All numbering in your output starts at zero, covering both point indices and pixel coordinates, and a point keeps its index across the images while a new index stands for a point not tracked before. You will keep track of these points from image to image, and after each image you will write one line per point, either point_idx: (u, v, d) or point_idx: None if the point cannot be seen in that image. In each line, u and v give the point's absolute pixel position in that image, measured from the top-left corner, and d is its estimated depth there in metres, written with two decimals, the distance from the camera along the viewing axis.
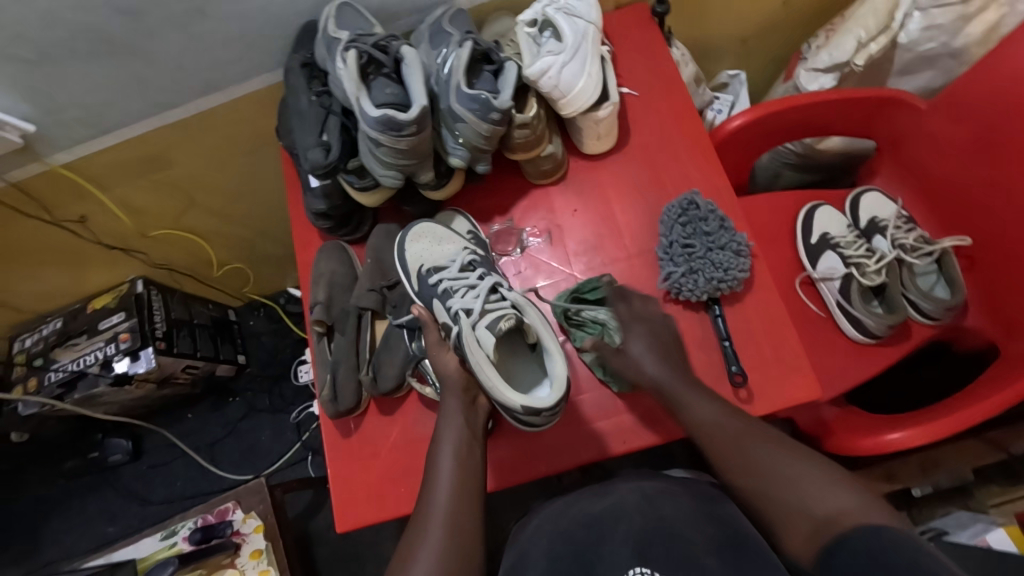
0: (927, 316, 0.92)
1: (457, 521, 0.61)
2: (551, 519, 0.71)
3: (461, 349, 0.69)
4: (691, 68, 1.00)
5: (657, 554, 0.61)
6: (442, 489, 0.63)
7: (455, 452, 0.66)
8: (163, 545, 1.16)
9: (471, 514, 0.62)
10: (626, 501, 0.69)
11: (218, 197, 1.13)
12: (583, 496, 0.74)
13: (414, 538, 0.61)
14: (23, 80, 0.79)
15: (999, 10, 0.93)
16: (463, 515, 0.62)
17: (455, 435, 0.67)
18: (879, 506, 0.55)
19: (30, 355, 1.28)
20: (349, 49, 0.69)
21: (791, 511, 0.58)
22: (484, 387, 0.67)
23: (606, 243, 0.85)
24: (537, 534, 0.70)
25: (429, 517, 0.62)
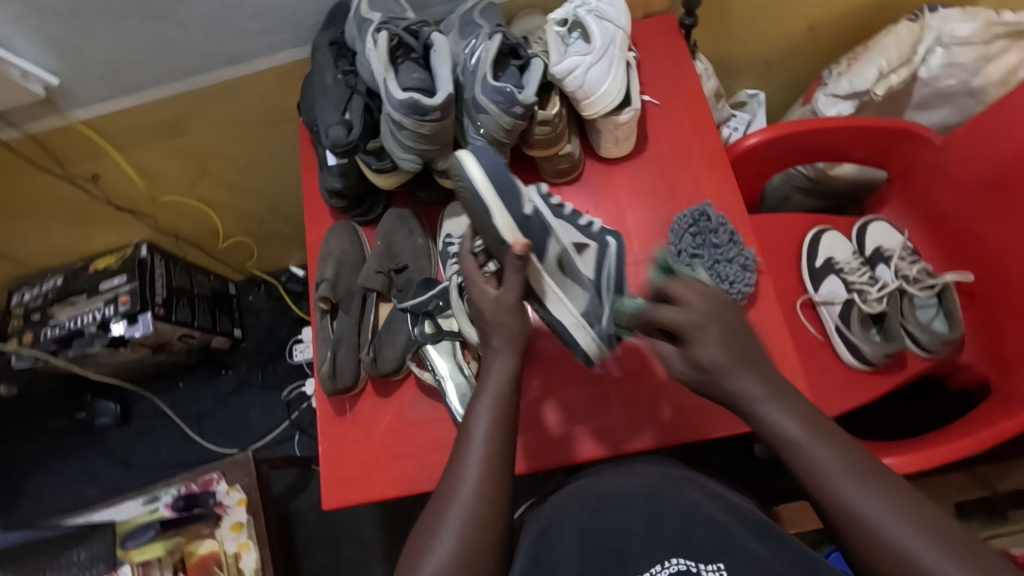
0: (924, 349, 0.93)
1: (489, 489, 0.58)
2: (579, 496, 0.66)
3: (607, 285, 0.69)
4: (712, 82, 1.01)
5: (700, 543, 0.55)
6: (472, 461, 0.59)
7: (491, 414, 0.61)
8: (144, 509, 1.17)
9: (496, 481, 0.58)
10: (660, 484, 0.65)
11: (232, 169, 1.14)
12: (609, 477, 0.68)
13: (433, 523, 0.57)
14: (51, 33, 0.80)
15: (1019, 53, 0.97)
16: (492, 492, 0.58)
17: (495, 387, 0.62)
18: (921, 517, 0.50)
19: (28, 308, 1.27)
20: (380, 31, 0.70)
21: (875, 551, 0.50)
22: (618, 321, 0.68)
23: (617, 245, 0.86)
24: (562, 510, 0.64)
25: (452, 498, 0.58)
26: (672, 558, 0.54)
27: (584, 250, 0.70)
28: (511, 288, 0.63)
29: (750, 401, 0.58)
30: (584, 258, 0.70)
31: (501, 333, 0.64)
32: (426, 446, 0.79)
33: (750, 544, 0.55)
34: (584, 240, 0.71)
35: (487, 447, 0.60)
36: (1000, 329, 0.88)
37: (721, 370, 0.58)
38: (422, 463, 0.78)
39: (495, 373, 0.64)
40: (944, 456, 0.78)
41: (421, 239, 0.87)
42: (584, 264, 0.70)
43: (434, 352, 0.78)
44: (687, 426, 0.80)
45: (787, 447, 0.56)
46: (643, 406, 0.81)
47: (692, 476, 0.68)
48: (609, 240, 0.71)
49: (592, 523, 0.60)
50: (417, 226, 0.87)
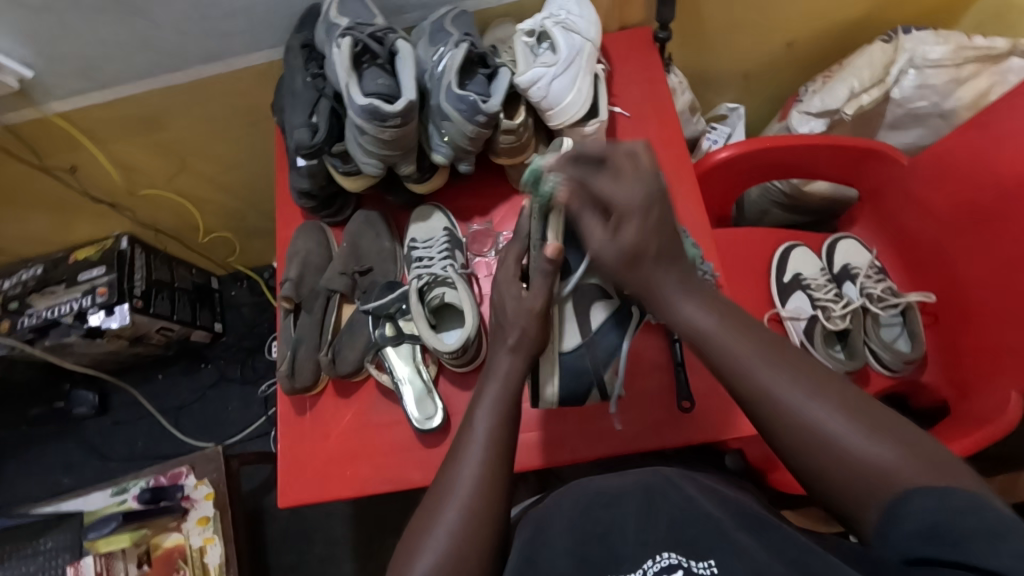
0: (886, 368, 0.94)
1: (484, 483, 0.59)
2: (571, 495, 0.62)
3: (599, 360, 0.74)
4: (687, 96, 1.03)
5: (690, 536, 0.50)
6: (472, 454, 0.60)
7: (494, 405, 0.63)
8: (112, 501, 1.16)
9: (497, 479, 0.59)
10: (653, 480, 0.59)
11: (212, 164, 1.14)
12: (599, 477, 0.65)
13: (426, 526, 0.57)
14: (25, 26, 0.81)
15: (990, 78, 0.98)
16: (489, 493, 0.58)
17: (501, 371, 0.66)
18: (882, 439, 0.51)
19: (5, 297, 1.27)
20: (345, 36, 0.71)
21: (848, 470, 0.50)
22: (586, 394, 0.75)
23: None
24: (557, 510, 0.60)
25: (447, 494, 0.59)
26: (666, 552, 0.50)
27: (601, 305, 0.74)
28: (538, 294, 0.66)
29: (699, 331, 0.59)
30: (595, 312, 0.74)
31: (512, 331, 0.66)
32: (383, 448, 0.80)
33: (738, 536, 0.49)
34: (610, 293, 0.75)
35: (485, 445, 0.61)
36: (958, 351, 0.88)
37: (634, 233, 0.58)
38: (377, 465, 0.79)
39: (501, 371, 0.66)
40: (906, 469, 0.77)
41: (388, 242, 0.88)
42: (592, 316, 0.74)
43: (394, 354, 0.79)
44: (642, 437, 0.80)
45: (736, 378, 0.56)
46: (598, 417, 0.82)
47: (688, 475, 0.63)
48: (632, 309, 0.74)
49: (583, 518, 0.56)
50: (385, 230, 0.88)
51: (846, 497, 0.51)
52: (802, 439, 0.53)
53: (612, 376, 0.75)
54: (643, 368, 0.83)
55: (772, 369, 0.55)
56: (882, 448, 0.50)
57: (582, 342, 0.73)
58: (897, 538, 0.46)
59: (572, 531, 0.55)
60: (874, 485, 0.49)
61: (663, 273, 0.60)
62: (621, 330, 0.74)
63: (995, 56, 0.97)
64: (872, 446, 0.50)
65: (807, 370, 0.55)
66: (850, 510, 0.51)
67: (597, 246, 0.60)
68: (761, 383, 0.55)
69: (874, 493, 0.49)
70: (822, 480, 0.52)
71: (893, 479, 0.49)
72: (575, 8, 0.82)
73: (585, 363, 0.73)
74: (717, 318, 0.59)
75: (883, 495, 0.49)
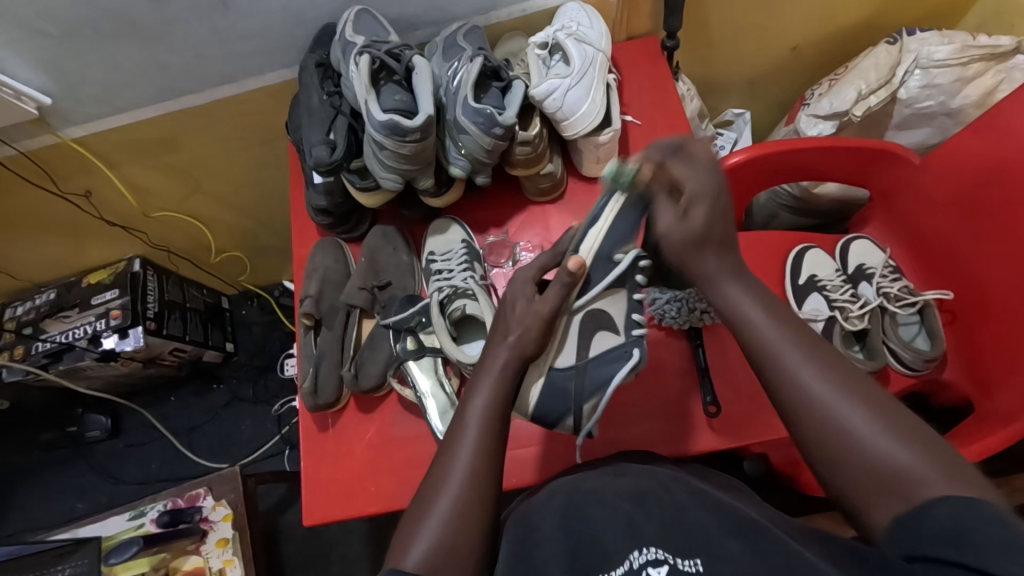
0: (907, 367, 0.93)
1: (475, 482, 0.58)
2: (564, 493, 0.60)
3: (589, 393, 0.67)
4: (694, 103, 1.05)
5: (674, 537, 0.50)
6: (465, 450, 0.60)
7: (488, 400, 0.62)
8: (129, 525, 1.16)
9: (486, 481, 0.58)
10: (648, 487, 0.58)
11: (224, 184, 1.15)
12: (597, 475, 0.63)
13: (415, 519, 0.57)
14: (45, 54, 0.82)
15: (996, 76, 0.99)
16: (477, 486, 0.57)
17: (495, 369, 0.64)
18: (937, 458, 0.48)
19: (20, 322, 1.27)
20: (362, 54, 0.72)
21: (888, 481, 0.48)
22: (564, 416, 0.68)
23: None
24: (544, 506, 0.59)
25: (440, 485, 0.58)
26: (651, 546, 0.49)
27: (607, 333, 0.69)
28: (551, 298, 0.66)
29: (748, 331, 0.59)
30: (600, 338, 0.68)
31: (515, 334, 0.65)
32: (408, 461, 0.79)
33: (726, 545, 0.48)
34: (618, 328, 0.69)
35: (477, 442, 0.60)
36: (979, 347, 0.87)
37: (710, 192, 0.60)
38: (402, 480, 0.79)
39: (496, 368, 0.64)
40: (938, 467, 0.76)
41: (406, 256, 0.89)
42: (594, 341, 0.68)
43: (416, 368, 0.78)
44: (669, 444, 0.80)
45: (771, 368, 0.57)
46: (622, 424, 0.81)
47: (681, 479, 0.61)
48: (633, 351, 0.67)
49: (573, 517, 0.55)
50: (402, 244, 0.89)
51: (862, 495, 0.49)
52: (826, 433, 0.52)
53: (591, 413, 0.68)
54: (665, 374, 0.83)
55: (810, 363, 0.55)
56: (912, 454, 0.48)
57: (576, 364, 0.67)
58: (914, 535, 0.44)
59: (566, 531, 0.54)
60: (895, 486, 0.48)
61: (719, 263, 0.62)
62: (616, 366, 0.67)
63: (1000, 54, 0.98)
64: (898, 449, 0.49)
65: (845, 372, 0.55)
66: (865, 510, 0.49)
67: (668, 225, 0.62)
68: (795, 376, 0.55)
69: (889, 494, 0.48)
70: (841, 478, 0.51)
71: (916, 486, 0.47)
72: (585, 19, 0.83)
73: (570, 385, 0.67)
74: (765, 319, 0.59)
75: (903, 498, 0.47)
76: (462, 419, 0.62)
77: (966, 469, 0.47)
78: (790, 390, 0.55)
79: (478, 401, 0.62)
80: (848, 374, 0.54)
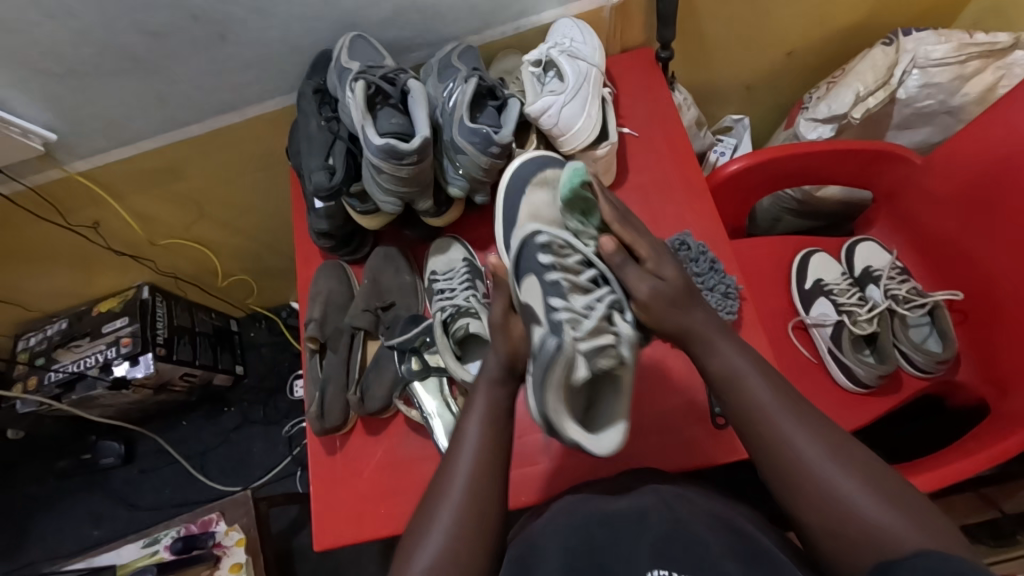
0: (919, 369, 0.91)
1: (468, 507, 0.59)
2: (568, 512, 0.61)
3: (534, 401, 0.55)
4: (692, 111, 1.05)
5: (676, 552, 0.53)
6: (462, 476, 0.61)
7: (483, 420, 0.63)
8: (143, 553, 1.15)
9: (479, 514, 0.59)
10: (651, 505, 0.58)
11: (228, 210, 1.16)
12: (597, 497, 0.63)
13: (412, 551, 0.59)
14: (49, 92, 0.84)
15: (996, 72, 0.99)
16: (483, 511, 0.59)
17: (485, 384, 0.65)
18: (910, 517, 0.53)
19: (33, 353, 1.29)
20: (358, 80, 0.74)
21: (870, 540, 0.53)
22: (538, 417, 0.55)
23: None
24: (550, 526, 0.60)
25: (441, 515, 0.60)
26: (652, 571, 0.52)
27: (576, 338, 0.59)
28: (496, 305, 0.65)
29: (744, 398, 0.62)
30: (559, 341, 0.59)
31: (492, 364, 0.65)
32: (415, 483, 0.79)
33: (726, 565, 0.52)
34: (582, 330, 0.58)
35: (473, 471, 0.61)
36: (992, 347, 0.86)
37: (663, 260, 0.64)
38: (411, 501, 0.78)
39: (484, 387, 0.65)
40: (950, 475, 0.74)
41: (408, 276, 0.89)
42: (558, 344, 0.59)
43: (422, 389, 0.78)
44: (678, 456, 0.78)
45: (763, 431, 0.60)
46: (630, 437, 0.80)
47: (684, 492, 0.61)
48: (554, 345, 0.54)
49: (577, 542, 0.56)
50: (404, 264, 0.90)
51: (849, 559, 0.54)
52: (814, 487, 0.57)
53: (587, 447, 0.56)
54: (672, 386, 0.82)
55: (800, 428, 0.59)
56: (889, 514, 0.54)
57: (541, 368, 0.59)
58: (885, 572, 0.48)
59: (568, 553, 0.55)
60: (876, 544, 0.53)
61: (704, 318, 0.64)
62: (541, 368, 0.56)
63: (998, 51, 0.97)
64: (881, 509, 0.54)
65: (836, 435, 0.59)
66: (852, 571, 0.54)
67: (651, 291, 0.60)
68: (787, 440, 0.59)
69: (870, 558, 0.53)
70: (828, 540, 0.55)
71: (895, 545, 0.52)
72: (579, 35, 0.85)
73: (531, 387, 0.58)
74: (771, 390, 0.61)
75: (883, 554, 0.52)
76: (459, 444, 0.63)
77: (937, 525, 0.53)
78: (784, 453, 0.59)
79: (472, 428, 0.63)
80: (837, 438, 0.59)
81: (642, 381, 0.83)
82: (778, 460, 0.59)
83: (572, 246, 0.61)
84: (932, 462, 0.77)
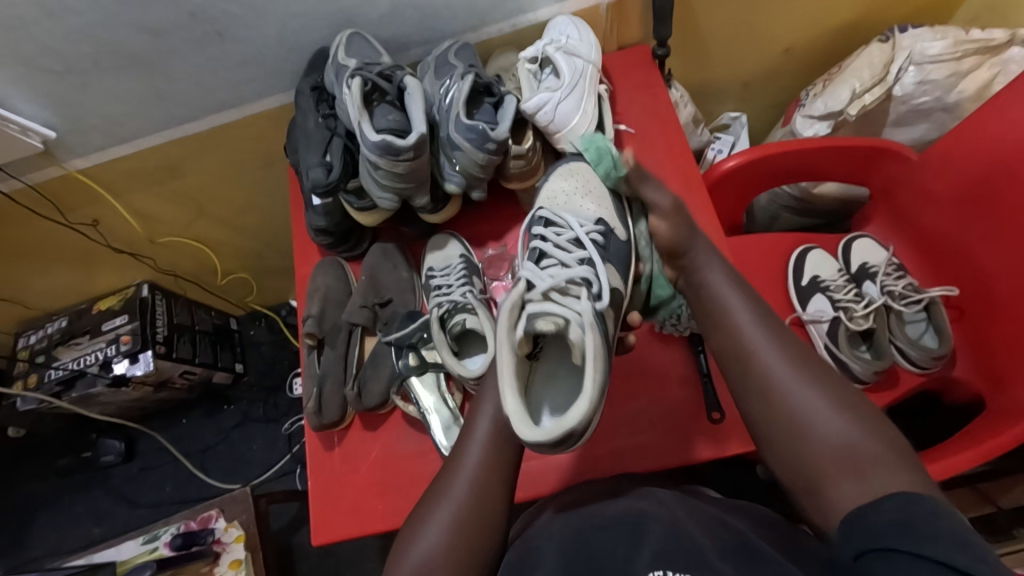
0: (916, 365, 0.91)
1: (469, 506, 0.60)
2: (568, 516, 0.61)
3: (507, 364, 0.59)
4: (689, 108, 1.05)
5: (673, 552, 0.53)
6: (466, 473, 0.62)
7: (492, 418, 0.64)
8: (143, 549, 1.16)
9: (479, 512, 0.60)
10: (648, 507, 0.59)
11: (227, 208, 1.17)
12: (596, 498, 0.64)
13: (410, 541, 0.60)
14: (49, 90, 0.84)
15: (991, 69, 0.99)
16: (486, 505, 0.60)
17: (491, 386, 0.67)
18: (879, 439, 0.56)
19: (33, 351, 1.30)
20: (355, 76, 0.74)
21: (840, 461, 0.56)
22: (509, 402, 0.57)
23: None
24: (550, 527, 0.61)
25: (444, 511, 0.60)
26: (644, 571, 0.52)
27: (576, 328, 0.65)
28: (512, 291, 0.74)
29: (729, 329, 0.66)
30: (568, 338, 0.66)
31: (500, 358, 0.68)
32: (413, 479, 0.79)
33: (719, 566, 0.51)
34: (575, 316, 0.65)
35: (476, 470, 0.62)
36: (989, 343, 0.86)
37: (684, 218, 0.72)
38: (408, 497, 0.78)
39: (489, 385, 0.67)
40: (954, 466, 0.74)
41: (405, 273, 0.90)
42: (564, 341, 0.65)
43: (419, 385, 0.79)
44: (675, 452, 0.78)
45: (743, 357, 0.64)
46: (626, 433, 0.80)
47: (681, 496, 0.62)
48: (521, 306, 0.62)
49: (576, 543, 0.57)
50: (401, 261, 0.90)
51: (814, 479, 0.57)
52: (784, 417, 0.60)
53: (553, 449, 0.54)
54: (669, 382, 0.82)
55: (778, 359, 0.63)
56: (858, 435, 0.57)
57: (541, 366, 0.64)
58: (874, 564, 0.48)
59: (563, 553, 0.56)
60: (849, 464, 0.55)
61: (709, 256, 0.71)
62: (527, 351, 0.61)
63: (994, 47, 0.98)
64: (846, 431, 0.57)
65: (811, 370, 0.63)
66: (821, 495, 0.56)
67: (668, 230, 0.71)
68: (768, 372, 0.63)
69: (831, 479, 0.56)
70: (795, 470, 0.59)
71: (863, 465, 0.55)
72: (575, 32, 0.85)
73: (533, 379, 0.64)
74: (756, 322, 0.66)
75: (857, 476, 0.55)
76: (472, 430, 0.65)
77: (905, 454, 0.55)
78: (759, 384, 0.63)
79: (478, 428, 0.64)
80: (813, 370, 0.62)
81: (640, 380, 0.83)
82: (755, 385, 0.63)
83: (568, 225, 0.72)
84: (942, 452, 0.77)
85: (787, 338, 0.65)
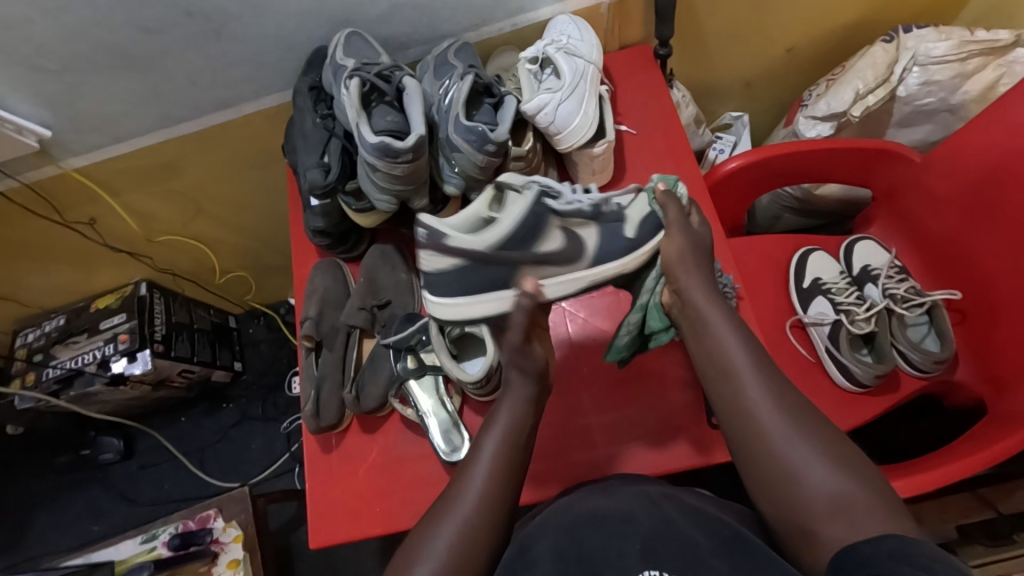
0: (916, 369, 0.91)
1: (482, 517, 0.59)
2: (561, 512, 0.61)
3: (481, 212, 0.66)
4: (690, 109, 1.05)
5: (663, 551, 0.53)
6: (475, 483, 0.61)
7: (502, 435, 0.63)
8: (142, 549, 1.16)
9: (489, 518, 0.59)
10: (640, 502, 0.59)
11: (225, 207, 1.16)
12: (588, 492, 0.64)
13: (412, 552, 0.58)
14: (43, 88, 0.83)
15: (997, 70, 0.98)
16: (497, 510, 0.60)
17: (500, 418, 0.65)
18: (867, 485, 0.55)
19: (31, 349, 1.29)
20: (353, 77, 0.73)
21: (824, 502, 0.55)
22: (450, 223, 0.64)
23: (606, 315, 0.87)
24: (544, 524, 0.60)
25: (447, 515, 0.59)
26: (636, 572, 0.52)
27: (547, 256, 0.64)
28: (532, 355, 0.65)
29: (721, 364, 0.65)
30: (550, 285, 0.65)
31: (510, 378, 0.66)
32: (413, 481, 0.79)
33: (713, 564, 0.51)
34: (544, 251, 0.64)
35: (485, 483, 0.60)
36: (990, 347, 0.85)
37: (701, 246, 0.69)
38: (407, 500, 0.78)
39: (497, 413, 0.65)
40: (940, 478, 0.74)
41: (404, 274, 0.89)
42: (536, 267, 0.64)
43: (416, 387, 0.79)
44: (674, 455, 0.78)
45: (736, 391, 0.63)
46: (626, 438, 0.80)
47: (671, 493, 0.62)
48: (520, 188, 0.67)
49: (568, 544, 0.56)
50: (401, 262, 0.89)
51: (802, 520, 0.56)
52: (771, 456, 0.59)
53: (438, 256, 0.62)
54: (668, 386, 0.82)
55: (768, 397, 0.61)
56: (844, 480, 0.56)
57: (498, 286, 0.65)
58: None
59: (557, 556, 0.55)
60: (835, 508, 0.55)
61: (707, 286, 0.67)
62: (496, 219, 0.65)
63: (1000, 48, 0.97)
64: (833, 475, 0.56)
65: (800, 406, 0.61)
66: (811, 536, 0.55)
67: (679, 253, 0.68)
68: (757, 410, 0.61)
69: (820, 519, 0.55)
70: (779, 508, 0.58)
71: (848, 508, 0.54)
72: (575, 32, 0.84)
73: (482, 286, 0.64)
74: (749, 359, 0.64)
75: (843, 521, 0.54)
76: (472, 461, 0.63)
77: (890, 501, 0.55)
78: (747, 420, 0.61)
79: (489, 446, 0.63)
80: (799, 404, 0.61)
81: (640, 384, 0.83)
82: (742, 425, 0.62)
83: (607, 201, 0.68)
84: (931, 461, 0.77)
85: (777, 372, 0.64)
